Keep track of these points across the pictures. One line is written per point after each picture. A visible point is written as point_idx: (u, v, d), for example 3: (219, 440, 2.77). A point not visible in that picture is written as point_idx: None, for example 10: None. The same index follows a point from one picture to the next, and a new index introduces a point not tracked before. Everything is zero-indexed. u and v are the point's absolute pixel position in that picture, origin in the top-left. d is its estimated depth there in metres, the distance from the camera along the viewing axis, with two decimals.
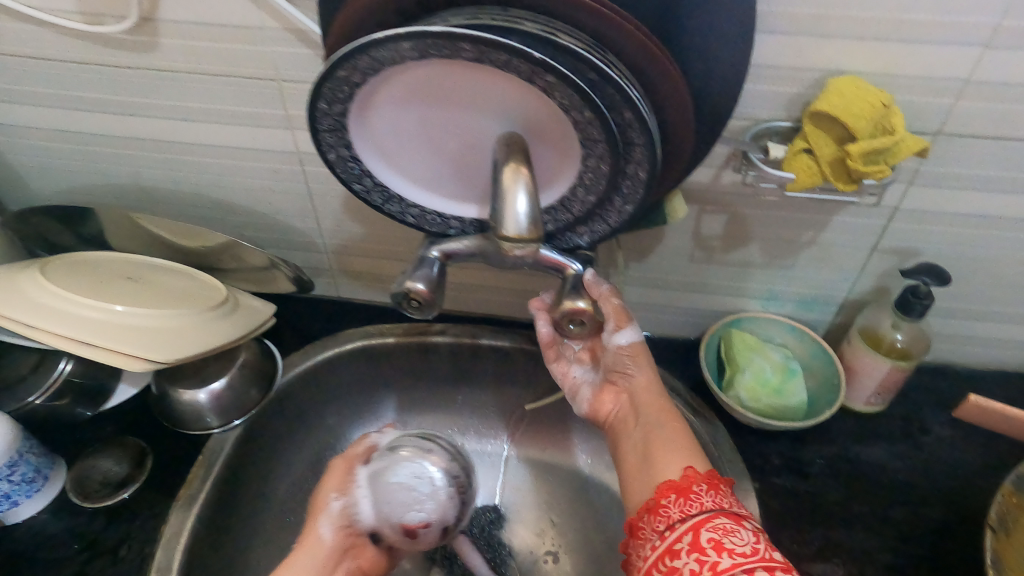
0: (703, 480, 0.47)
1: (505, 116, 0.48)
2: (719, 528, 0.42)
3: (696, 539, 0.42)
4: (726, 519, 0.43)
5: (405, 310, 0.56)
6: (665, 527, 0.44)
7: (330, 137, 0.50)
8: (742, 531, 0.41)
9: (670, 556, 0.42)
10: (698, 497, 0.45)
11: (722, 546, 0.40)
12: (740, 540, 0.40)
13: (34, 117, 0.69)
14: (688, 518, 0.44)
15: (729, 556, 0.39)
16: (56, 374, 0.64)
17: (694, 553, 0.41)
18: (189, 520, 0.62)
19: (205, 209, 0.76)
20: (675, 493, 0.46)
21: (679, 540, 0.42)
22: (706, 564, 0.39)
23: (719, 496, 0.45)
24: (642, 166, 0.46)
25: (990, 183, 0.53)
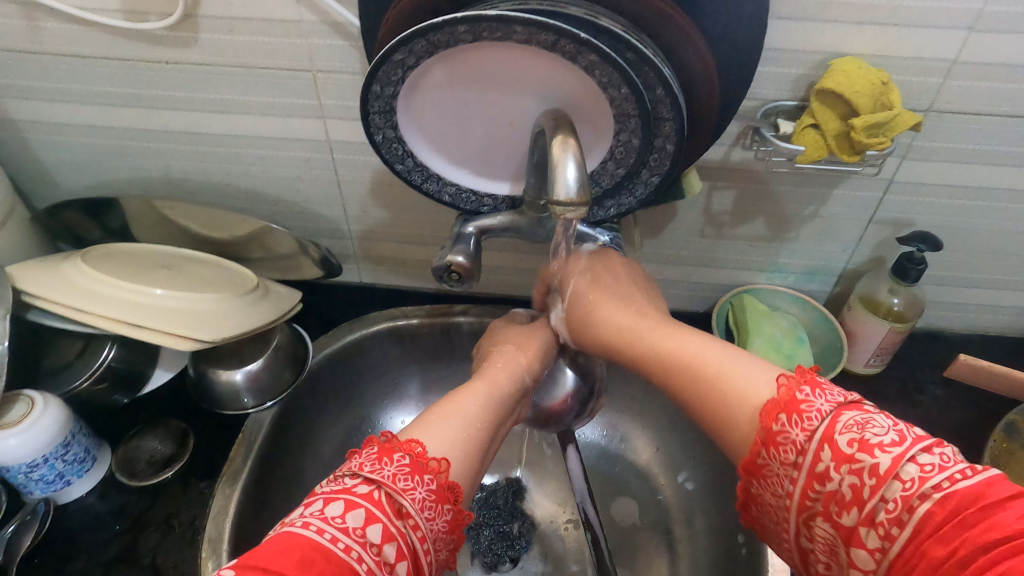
0: (800, 382, 0.41)
1: (544, 95, 0.53)
2: (853, 426, 0.38)
3: (837, 450, 0.37)
4: (852, 413, 0.39)
5: (445, 283, 0.60)
6: (794, 454, 0.39)
7: (380, 119, 0.53)
8: (875, 417, 0.38)
9: (820, 482, 0.38)
10: (811, 405, 0.40)
11: (868, 444, 0.37)
12: (883, 430, 0.37)
13: (67, 114, 0.70)
14: (813, 432, 0.39)
15: (885, 453, 0.36)
16: (100, 360, 0.66)
17: (845, 467, 0.37)
18: (235, 494, 0.63)
19: (233, 201, 0.78)
20: (783, 412, 0.40)
21: (819, 459, 0.38)
22: (865, 472, 0.36)
23: (824, 391, 0.40)
24: (671, 140, 0.51)
25: (972, 157, 0.59)
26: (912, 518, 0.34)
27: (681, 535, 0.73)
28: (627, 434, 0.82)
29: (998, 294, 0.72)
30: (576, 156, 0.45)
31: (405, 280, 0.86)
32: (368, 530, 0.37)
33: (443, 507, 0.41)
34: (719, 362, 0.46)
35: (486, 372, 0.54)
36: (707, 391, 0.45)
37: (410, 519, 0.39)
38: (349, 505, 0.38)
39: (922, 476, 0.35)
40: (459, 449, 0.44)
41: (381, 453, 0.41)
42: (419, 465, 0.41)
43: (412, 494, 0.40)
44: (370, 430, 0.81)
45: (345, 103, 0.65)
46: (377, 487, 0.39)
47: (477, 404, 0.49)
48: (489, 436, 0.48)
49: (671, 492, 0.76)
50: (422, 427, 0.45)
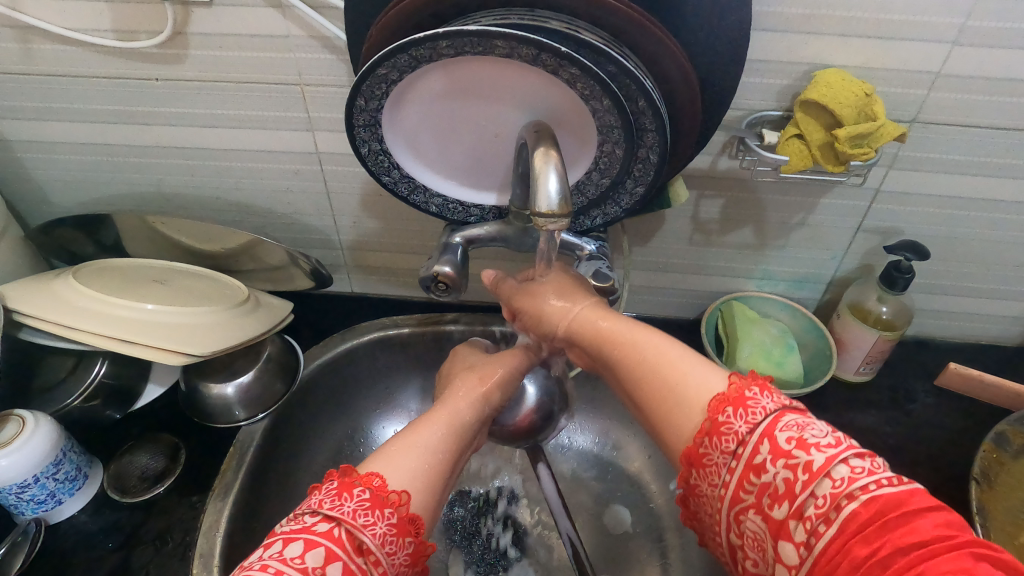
0: (750, 382, 0.41)
1: (527, 106, 0.53)
2: (794, 425, 0.38)
3: (775, 445, 0.37)
4: (794, 415, 0.39)
5: (433, 293, 0.60)
6: (734, 444, 0.39)
7: (365, 132, 0.53)
8: (815, 422, 0.38)
9: (755, 474, 0.38)
10: (757, 403, 0.40)
11: (807, 442, 0.36)
12: (821, 433, 0.37)
13: (58, 129, 0.70)
14: (755, 426, 0.38)
15: (820, 452, 0.36)
16: (91, 377, 0.67)
17: (780, 461, 0.37)
18: (227, 507, 0.64)
19: (224, 213, 0.78)
20: (729, 406, 0.40)
21: (757, 452, 0.38)
22: (799, 467, 0.36)
23: (772, 392, 0.40)
24: (654, 151, 0.51)
25: (958, 166, 0.59)
26: (838, 517, 0.34)
27: (673, 544, 0.73)
28: (619, 441, 0.82)
29: (988, 301, 0.72)
30: (558, 168, 0.45)
31: (397, 290, 0.86)
32: (327, 570, 0.37)
33: (404, 539, 0.41)
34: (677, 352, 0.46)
35: (449, 397, 0.54)
36: (663, 381, 0.44)
37: (371, 556, 0.39)
38: (308, 544, 0.38)
39: (851, 478, 0.35)
40: (421, 480, 0.44)
41: (341, 489, 0.41)
42: (379, 498, 0.41)
43: (372, 529, 0.39)
44: (363, 440, 0.81)
45: (334, 117, 0.65)
46: (337, 524, 0.39)
47: (440, 433, 0.48)
48: (451, 465, 0.48)
49: (663, 500, 0.77)
50: (382, 458, 0.44)
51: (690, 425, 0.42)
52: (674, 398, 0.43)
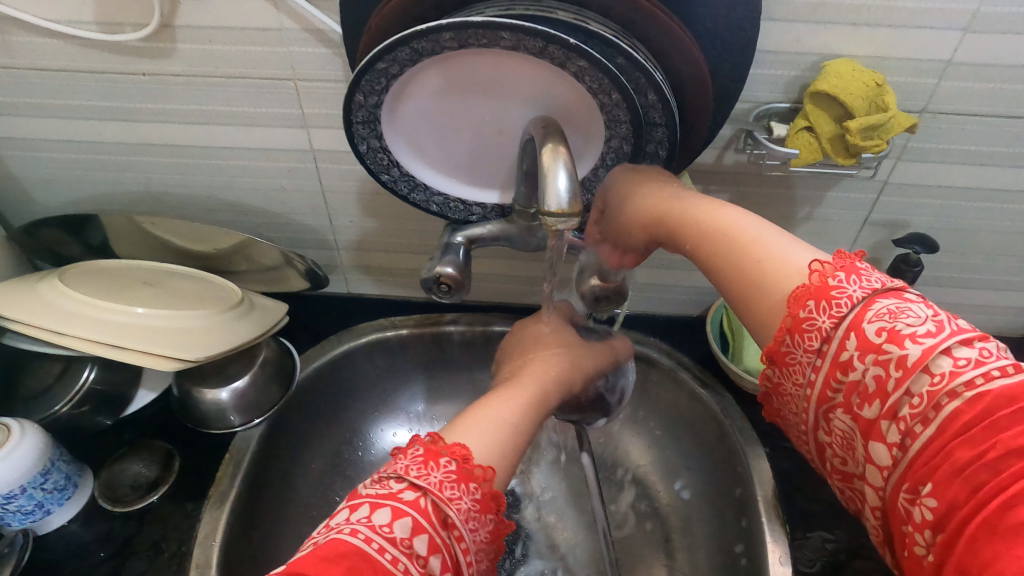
0: (835, 269, 0.39)
1: (533, 102, 0.51)
2: (885, 314, 0.36)
3: (863, 339, 0.36)
4: (886, 301, 0.37)
5: (436, 296, 0.59)
6: (818, 341, 0.38)
7: (364, 129, 0.52)
8: (912, 307, 0.36)
9: (843, 370, 0.37)
10: (843, 292, 0.37)
11: (900, 334, 0.35)
12: (917, 321, 0.35)
13: (36, 126, 0.67)
14: (841, 319, 0.37)
15: (916, 344, 0.34)
16: (80, 382, 0.64)
17: (870, 356, 0.36)
18: (224, 515, 0.62)
19: (216, 213, 0.76)
20: (811, 299, 0.38)
21: (844, 348, 0.37)
22: (891, 363, 0.35)
23: (859, 277, 0.38)
24: (663, 146, 0.51)
25: (968, 157, 0.58)
26: (938, 416, 0.33)
27: (680, 544, 0.72)
28: (623, 441, 0.80)
29: (993, 292, 0.71)
30: (568, 164, 0.44)
31: (394, 290, 0.84)
32: (415, 541, 0.36)
33: (485, 517, 0.40)
34: (752, 232, 0.44)
35: (530, 371, 0.53)
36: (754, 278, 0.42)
37: (456, 531, 0.38)
38: (395, 513, 0.36)
39: (953, 373, 0.33)
40: (501, 457, 0.43)
41: (427, 458, 0.40)
42: (465, 472, 0.40)
43: (457, 503, 0.38)
44: (361, 443, 0.79)
45: (329, 112, 0.63)
46: (423, 494, 0.38)
47: (520, 407, 0.48)
48: (530, 435, 0.47)
49: (668, 500, 0.75)
50: (465, 429, 0.44)
51: (770, 325, 0.41)
52: (749, 292, 0.42)
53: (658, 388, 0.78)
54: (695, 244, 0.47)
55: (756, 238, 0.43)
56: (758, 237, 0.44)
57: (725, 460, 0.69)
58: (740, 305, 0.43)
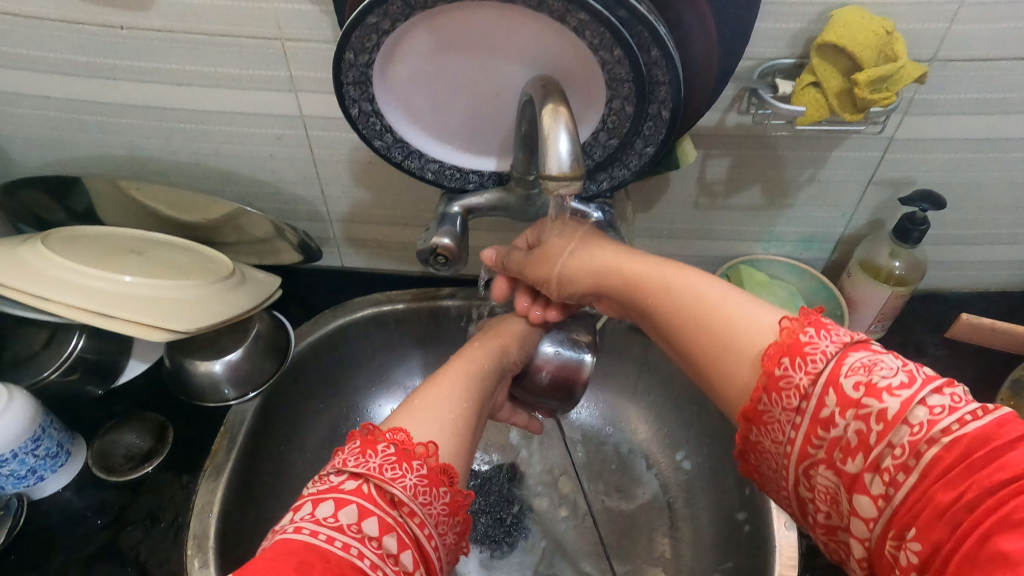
0: (804, 324, 0.38)
1: (531, 62, 0.50)
2: (860, 367, 0.34)
3: (842, 396, 0.34)
4: (859, 354, 0.35)
5: (432, 266, 0.58)
6: (796, 399, 0.36)
7: (355, 91, 0.50)
8: (884, 358, 0.35)
9: (823, 428, 0.35)
10: (815, 347, 0.36)
11: (876, 388, 0.33)
12: (892, 372, 0.34)
13: (10, 80, 0.63)
14: (818, 375, 0.35)
15: (893, 397, 0.33)
16: (68, 350, 0.62)
17: (849, 413, 0.34)
18: (220, 489, 0.60)
19: (204, 181, 0.73)
20: (785, 356, 0.37)
21: (824, 405, 0.35)
22: (871, 418, 0.33)
23: (829, 331, 0.37)
24: (665, 107, 0.48)
25: (978, 108, 0.56)
26: (919, 464, 0.31)
27: (682, 513, 0.71)
28: (623, 414, 0.80)
29: (995, 250, 0.71)
30: (568, 126, 0.42)
31: (389, 264, 0.83)
32: (364, 524, 0.34)
33: (438, 490, 0.38)
34: (718, 293, 0.43)
35: (465, 353, 0.54)
36: (712, 339, 0.42)
37: (405, 507, 0.36)
38: (340, 503, 0.35)
39: (931, 420, 0.32)
40: (448, 433, 0.42)
41: (364, 447, 0.38)
42: (405, 452, 0.38)
43: (401, 481, 0.37)
44: (358, 420, 0.78)
45: (318, 76, 0.61)
46: (364, 481, 0.36)
47: (459, 388, 0.47)
48: (477, 414, 0.46)
49: (669, 471, 0.75)
50: (409, 415, 0.42)
51: (745, 381, 0.39)
52: (712, 353, 0.42)
53: (658, 361, 0.76)
54: (654, 303, 0.47)
55: (720, 299, 0.43)
56: (725, 297, 0.43)
57: (728, 429, 0.69)
58: (714, 361, 0.41)
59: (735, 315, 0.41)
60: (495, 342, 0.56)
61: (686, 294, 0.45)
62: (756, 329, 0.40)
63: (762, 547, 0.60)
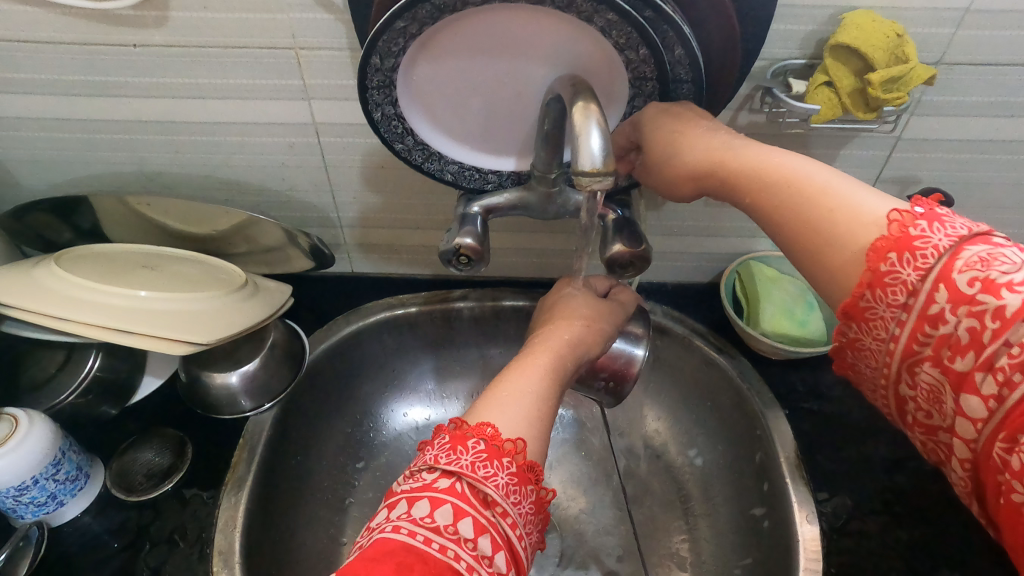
0: (916, 219, 0.39)
1: (554, 61, 0.50)
2: (975, 264, 0.36)
3: (954, 291, 0.36)
4: (976, 250, 0.37)
5: (455, 267, 0.58)
6: (904, 296, 0.38)
7: (379, 95, 0.50)
8: (1003, 255, 0.36)
9: (932, 324, 0.37)
10: (926, 243, 0.38)
11: (993, 284, 0.35)
12: (1010, 268, 0.35)
13: (16, 104, 0.63)
14: (928, 271, 0.37)
15: (1011, 292, 0.34)
16: (85, 371, 0.61)
17: (961, 308, 0.36)
18: (242, 503, 0.60)
19: (213, 193, 0.73)
20: (893, 252, 0.39)
21: (934, 301, 0.37)
22: (983, 314, 0.35)
23: (945, 228, 0.38)
24: (688, 100, 0.50)
25: (981, 109, 0.58)
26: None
27: (700, 508, 0.72)
28: (636, 411, 0.80)
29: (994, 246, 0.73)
30: (599, 122, 0.43)
31: (399, 268, 0.83)
32: (459, 525, 0.35)
33: (526, 488, 0.39)
34: (822, 179, 0.44)
35: (544, 342, 0.51)
36: (815, 232, 0.43)
37: (498, 507, 0.37)
38: (435, 502, 0.36)
39: None
40: (534, 428, 0.42)
41: (454, 442, 0.39)
42: (495, 449, 0.39)
43: (494, 480, 0.38)
44: (373, 424, 0.78)
45: (332, 82, 0.60)
46: (457, 479, 0.37)
47: (541, 383, 0.46)
48: (554, 409, 0.46)
49: (684, 466, 0.76)
50: (491, 408, 0.43)
51: (850, 271, 0.41)
52: (817, 245, 0.43)
53: (670, 354, 0.77)
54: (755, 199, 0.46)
55: (825, 188, 0.43)
56: (830, 185, 0.43)
57: (745, 424, 0.70)
58: (818, 255, 0.43)
59: (837, 207, 0.42)
60: (573, 330, 0.53)
61: (790, 178, 0.45)
62: (861, 219, 0.41)
63: (785, 540, 0.61)
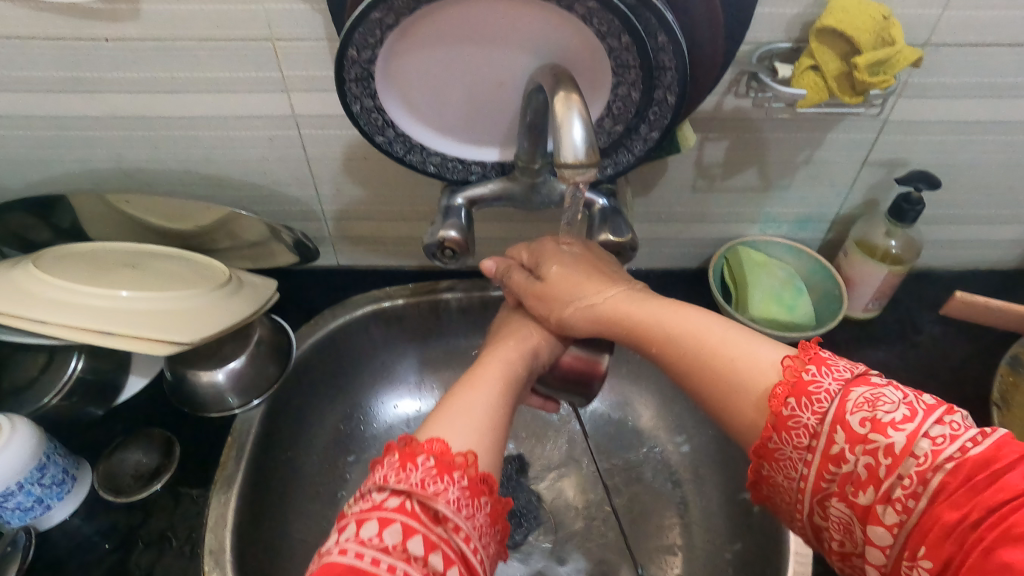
0: (806, 362, 0.40)
1: (535, 51, 0.50)
2: (864, 403, 0.36)
3: (850, 432, 0.36)
4: (861, 390, 0.37)
5: (439, 261, 0.58)
6: (807, 438, 0.38)
7: (357, 88, 0.49)
8: (885, 392, 0.37)
9: (834, 463, 0.37)
10: (820, 386, 0.38)
11: (881, 422, 0.35)
12: (894, 406, 0.36)
13: None
14: (824, 414, 0.37)
15: (897, 430, 0.35)
16: (68, 374, 0.61)
17: (858, 447, 0.36)
18: (232, 500, 0.60)
19: (192, 188, 0.71)
20: (791, 397, 0.39)
21: (833, 441, 0.37)
22: (878, 451, 0.35)
23: (831, 368, 0.39)
24: (672, 92, 0.48)
25: (969, 90, 0.58)
26: (927, 490, 0.33)
27: (692, 493, 0.73)
28: (625, 399, 0.81)
29: (979, 227, 0.73)
30: (581, 112, 0.43)
31: (386, 259, 0.82)
32: (408, 543, 0.36)
33: (478, 501, 0.39)
34: (716, 335, 0.45)
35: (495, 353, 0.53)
36: (711, 385, 0.44)
37: (450, 522, 0.37)
38: (384, 522, 0.37)
39: (935, 449, 0.34)
40: (486, 440, 0.43)
41: (403, 460, 0.40)
42: (444, 463, 0.40)
43: (444, 495, 0.38)
44: (363, 417, 0.78)
45: (310, 74, 0.59)
46: (407, 497, 0.38)
47: (496, 391, 0.48)
48: (509, 416, 0.47)
49: (675, 453, 0.76)
50: (441, 422, 0.43)
51: (751, 420, 0.41)
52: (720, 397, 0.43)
53: None
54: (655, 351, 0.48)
55: (717, 346, 0.44)
56: (722, 341, 0.44)
57: None
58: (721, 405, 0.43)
59: (731, 359, 0.43)
60: (526, 336, 0.56)
61: (687, 339, 0.46)
62: (748, 371, 0.42)
63: (775, 525, 0.61)
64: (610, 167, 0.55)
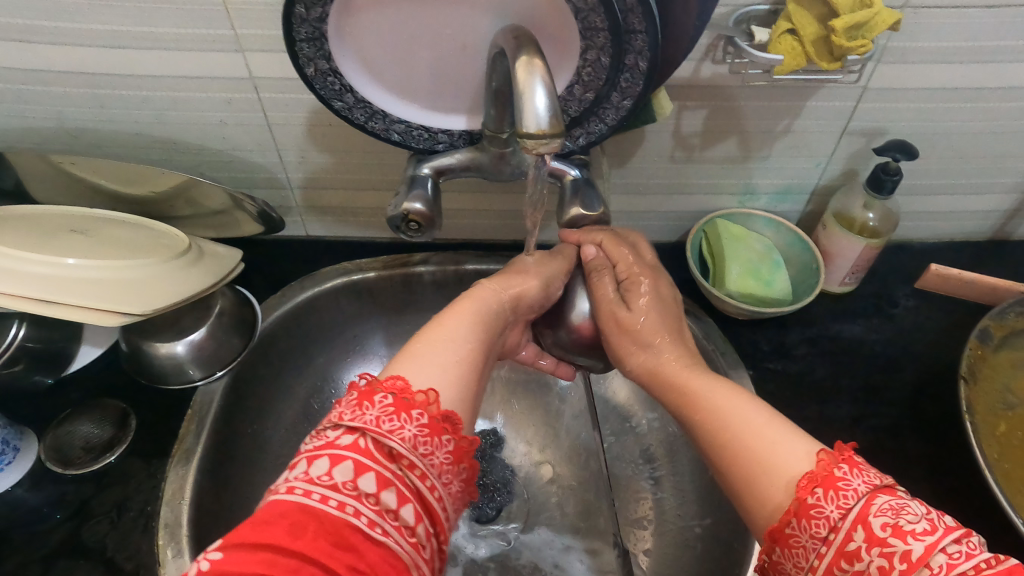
0: (838, 458, 0.38)
1: (499, 10, 0.47)
2: (888, 509, 0.34)
3: (870, 532, 0.34)
4: (887, 497, 0.35)
5: (404, 234, 0.56)
6: (825, 530, 0.35)
7: (308, 48, 0.47)
8: (909, 504, 0.35)
9: (848, 561, 0.34)
10: (848, 484, 0.36)
11: (904, 529, 0.33)
12: (917, 517, 0.34)
13: None
14: (848, 511, 0.35)
15: (918, 540, 0.33)
16: (9, 339, 0.59)
17: (876, 548, 0.33)
18: (191, 474, 0.59)
19: (150, 152, 0.69)
20: (819, 487, 0.36)
21: (851, 538, 0.34)
22: (896, 557, 0.33)
23: (861, 470, 0.37)
24: (643, 57, 0.46)
25: (951, 56, 0.56)
26: None
27: (664, 468, 0.72)
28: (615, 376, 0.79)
29: (960, 201, 0.72)
30: (545, 79, 0.40)
31: (357, 230, 0.80)
32: (360, 481, 0.36)
33: (438, 439, 0.39)
34: (759, 420, 0.42)
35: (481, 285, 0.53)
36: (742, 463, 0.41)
37: (404, 460, 0.37)
38: (335, 460, 0.36)
39: (951, 564, 0.32)
40: (452, 381, 0.42)
41: (361, 398, 0.39)
42: (403, 402, 0.39)
43: (399, 433, 0.38)
44: (333, 391, 0.76)
45: (265, 33, 0.56)
46: (361, 435, 0.37)
47: (467, 326, 0.48)
48: (481, 354, 0.47)
49: (650, 429, 0.75)
50: (409, 360, 0.43)
51: (776, 503, 0.38)
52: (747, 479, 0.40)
53: None
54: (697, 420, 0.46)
55: (758, 430, 0.41)
56: (764, 426, 0.42)
57: None
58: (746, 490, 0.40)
59: (768, 444, 0.40)
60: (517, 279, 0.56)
61: (729, 420, 0.43)
62: (782, 455, 0.39)
63: None
64: (582, 137, 0.53)
